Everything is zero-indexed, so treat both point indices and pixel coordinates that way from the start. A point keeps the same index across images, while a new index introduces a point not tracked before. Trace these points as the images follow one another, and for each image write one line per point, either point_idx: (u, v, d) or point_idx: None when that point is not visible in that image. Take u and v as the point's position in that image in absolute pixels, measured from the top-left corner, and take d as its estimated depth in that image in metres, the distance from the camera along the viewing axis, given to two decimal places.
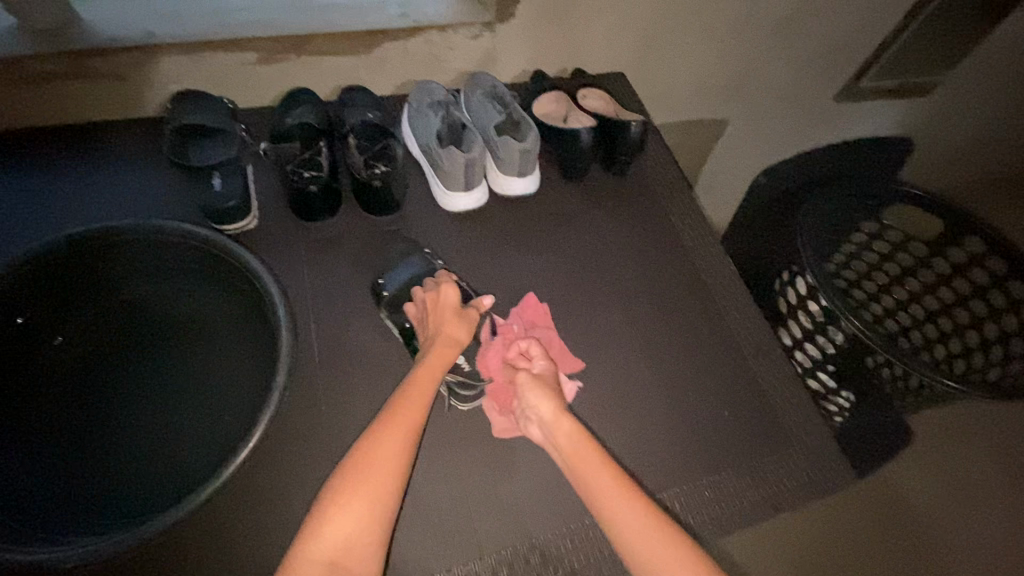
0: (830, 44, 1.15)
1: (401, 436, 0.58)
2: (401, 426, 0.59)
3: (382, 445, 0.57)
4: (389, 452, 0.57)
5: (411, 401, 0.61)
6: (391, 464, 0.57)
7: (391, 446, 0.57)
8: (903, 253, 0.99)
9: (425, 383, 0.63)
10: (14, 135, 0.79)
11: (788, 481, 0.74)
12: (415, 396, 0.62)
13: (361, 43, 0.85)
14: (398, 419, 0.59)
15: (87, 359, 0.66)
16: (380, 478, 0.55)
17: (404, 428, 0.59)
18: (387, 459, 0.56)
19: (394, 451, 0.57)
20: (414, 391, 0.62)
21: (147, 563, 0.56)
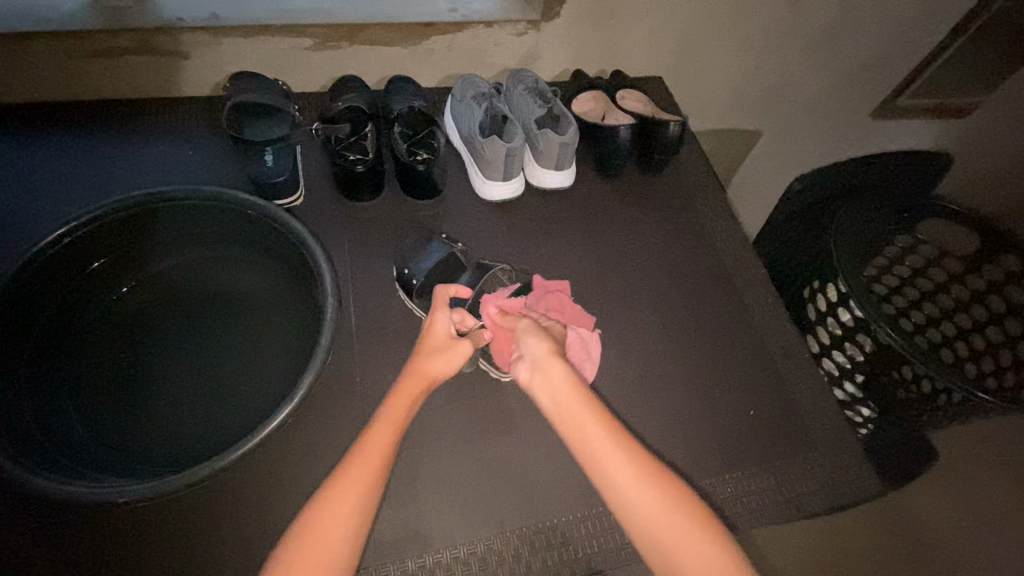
0: (869, 59, 1.15)
1: (353, 503, 0.54)
2: (350, 491, 0.54)
3: (328, 516, 0.52)
4: (335, 523, 0.52)
5: (365, 462, 0.56)
6: (340, 533, 0.52)
7: (336, 519, 0.52)
8: (937, 269, 0.99)
9: (382, 442, 0.57)
10: (80, 106, 0.83)
11: (812, 483, 0.74)
12: (368, 457, 0.56)
13: (410, 34, 0.88)
14: (347, 487, 0.54)
15: (151, 316, 0.70)
16: (325, 553, 0.51)
17: (353, 496, 0.54)
18: (332, 532, 0.52)
19: (344, 519, 0.53)
20: (368, 449, 0.57)
21: (180, 514, 0.56)
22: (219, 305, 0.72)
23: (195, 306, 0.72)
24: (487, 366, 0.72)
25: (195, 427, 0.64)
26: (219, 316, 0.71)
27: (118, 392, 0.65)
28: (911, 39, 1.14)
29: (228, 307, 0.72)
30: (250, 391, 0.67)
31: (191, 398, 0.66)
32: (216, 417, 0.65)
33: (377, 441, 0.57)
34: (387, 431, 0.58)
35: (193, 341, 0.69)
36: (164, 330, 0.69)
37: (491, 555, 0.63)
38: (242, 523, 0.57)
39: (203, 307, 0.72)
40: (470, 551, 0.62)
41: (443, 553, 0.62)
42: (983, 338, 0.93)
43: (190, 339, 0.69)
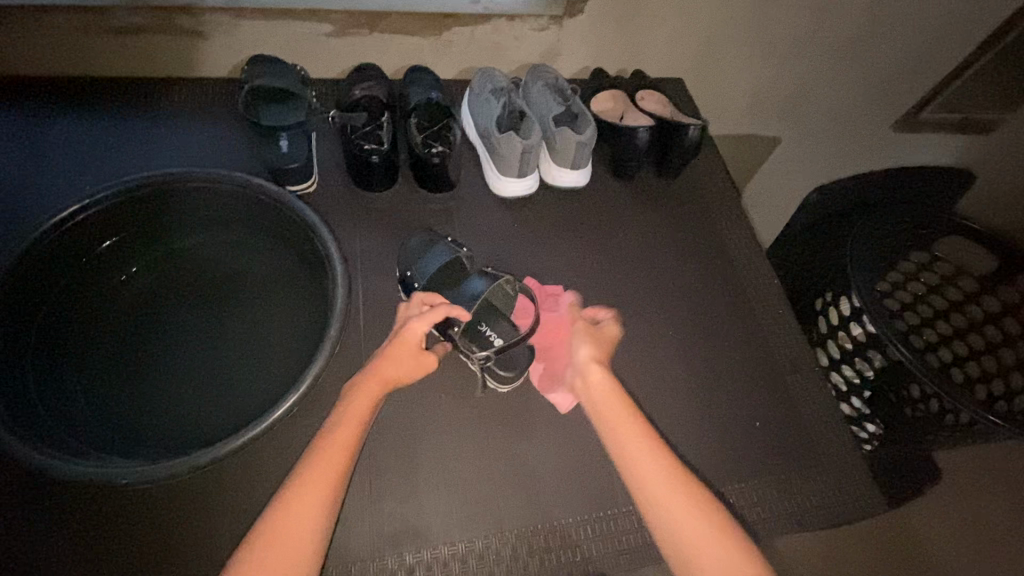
0: (894, 70, 1.13)
1: (321, 494, 0.54)
2: (321, 483, 0.54)
3: (299, 505, 0.53)
4: (307, 513, 0.52)
5: (331, 452, 0.56)
6: (308, 522, 0.52)
7: (306, 507, 0.53)
8: (952, 288, 0.97)
9: (345, 433, 0.57)
10: (98, 82, 0.82)
11: (814, 498, 0.73)
12: (337, 449, 0.56)
13: (431, 25, 0.87)
14: (315, 477, 0.54)
15: (159, 297, 0.70)
16: (296, 542, 0.51)
17: (322, 489, 0.54)
18: (305, 521, 0.52)
19: (313, 511, 0.53)
20: (335, 440, 0.57)
21: (180, 498, 0.57)
22: (227, 289, 0.72)
23: (203, 289, 0.71)
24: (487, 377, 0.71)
25: (199, 411, 0.64)
26: (226, 300, 0.71)
27: (123, 372, 0.65)
28: (939, 51, 1.11)
29: (236, 292, 0.72)
30: (255, 377, 0.67)
31: (196, 381, 0.66)
32: (221, 402, 0.65)
33: (345, 433, 0.57)
34: (356, 422, 0.58)
35: (201, 324, 0.69)
36: (172, 312, 0.69)
37: (488, 554, 0.62)
38: (242, 510, 0.57)
39: (212, 290, 0.71)
40: (467, 549, 0.62)
41: (440, 549, 0.62)
42: (995, 360, 0.92)
43: (197, 322, 0.69)
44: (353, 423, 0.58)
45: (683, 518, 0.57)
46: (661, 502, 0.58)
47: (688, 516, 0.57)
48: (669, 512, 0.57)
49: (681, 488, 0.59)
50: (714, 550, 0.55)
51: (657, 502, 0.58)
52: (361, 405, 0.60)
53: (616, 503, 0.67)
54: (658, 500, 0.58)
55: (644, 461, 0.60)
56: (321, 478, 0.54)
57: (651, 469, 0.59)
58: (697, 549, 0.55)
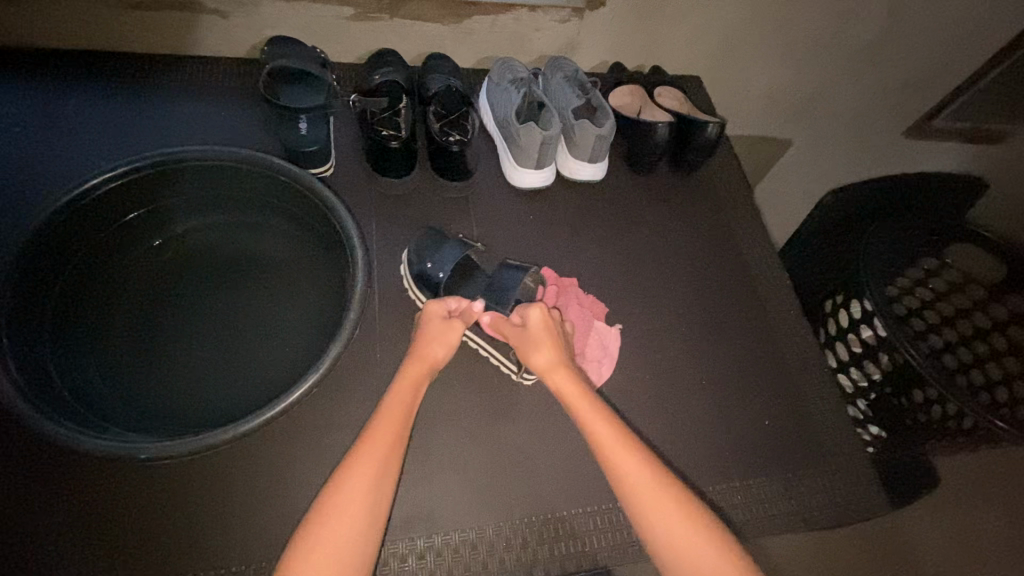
0: (909, 76, 1.13)
1: (372, 474, 0.54)
2: (372, 470, 0.54)
3: (351, 484, 0.53)
4: (359, 491, 0.53)
5: (378, 436, 0.57)
6: (362, 502, 0.52)
7: (358, 487, 0.53)
8: (961, 295, 0.98)
9: (391, 420, 0.58)
10: (117, 57, 0.81)
11: (819, 497, 0.74)
12: (382, 441, 0.56)
13: (452, 12, 0.87)
14: (367, 458, 0.55)
15: (179, 274, 0.70)
16: (351, 521, 0.51)
17: (372, 470, 0.54)
18: (359, 500, 0.52)
19: (362, 502, 0.52)
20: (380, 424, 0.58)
21: (196, 476, 0.57)
22: (245, 270, 0.72)
23: (221, 269, 0.71)
24: (504, 365, 0.71)
25: (215, 390, 0.64)
26: (244, 281, 0.71)
27: (140, 350, 0.64)
28: (955, 59, 1.11)
29: (254, 273, 0.72)
30: (271, 358, 0.67)
31: (213, 360, 0.65)
32: (237, 382, 0.65)
33: (390, 418, 0.58)
34: (398, 414, 0.59)
35: (218, 304, 0.69)
36: (189, 291, 0.69)
37: (498, 542, 0.63)
38: (257, 490, 0.57)
39: (230, 271, 0.71)
40: (478, 536, 0.63)
41: (452, 536, 0.62)
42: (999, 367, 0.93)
43: (215, 302, 0.69)
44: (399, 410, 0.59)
45: (655, 514, 0.55)
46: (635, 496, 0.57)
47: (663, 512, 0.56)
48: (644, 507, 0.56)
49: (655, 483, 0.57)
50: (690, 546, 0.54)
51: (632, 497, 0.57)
52: (403, 394, 0.61)
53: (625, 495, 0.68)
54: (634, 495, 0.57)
55: (616, 458, 0.59)
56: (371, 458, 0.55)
57: (626, 463, 0.58)
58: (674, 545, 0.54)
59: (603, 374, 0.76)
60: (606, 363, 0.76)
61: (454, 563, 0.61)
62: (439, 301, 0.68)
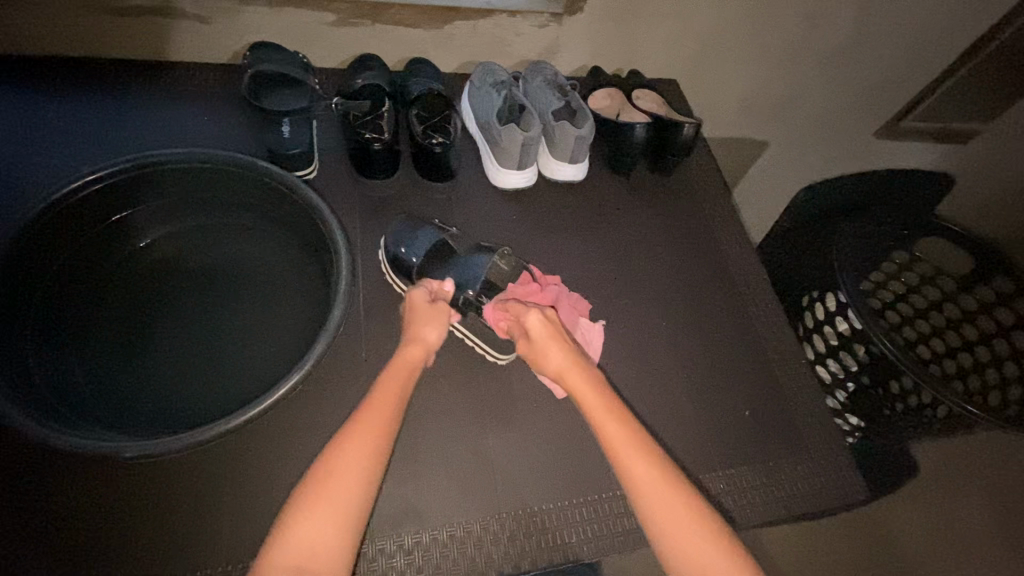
0: (877, 79, 1.17)
1: (362, 454, 0.55)
2: (359, 451, 0.55)
3: (343, 462, 0.54)
4: (353, 465, 0.54)
5: (373, 413, 0.58)
6: (356, 475, 0.54)
7: (348, 464, 0.54)
8: (932, 287, 1.01)
9: (384, 399, 0.59)
10: (98, 64, 0.82)
11: (800, 484, 0.76)
12: (370, 421, 0.57)
13: (434, 17, 0.88)
14: (363, 434, 0.56)
15: (161, 276, 0.70)
16: (342, 496, 0.52)
17: (364, 449, 0.55)
18: (353, 473, 0.54)
19: (350, 480, 0.53)
20: (375, 400, 0.59)
21: (181, 475, 0.56)
22: (228, 271, 0.72)
23: (204, 270, 0.71)
24: (481, 351, 0.73)
25: (199, 390, 0.64)
26: (228, 282, 0.71)
27: (121, 350, 0.64)
28: (921, 62, 1.15)
29: (237, 273, 0.72)
30: (257, 358, 0.67)
31: (197, 360, 0.65)
32: (222, 381, 0.65)
33: (385, 394, 0.60)
34: (390, 395, 0.60)
35: (202, 305, 0.69)
36: (172, 291, 0.69)
37: (486, 535, 0.63)
38: (243, 488, 0.57)
39: (212, 272, 0.71)
40: (466, 531, 0.63)
41: (439, 531, 0.62)
42: (971, 356, 0.96)
43: (199, 302, 0.69)
44: (395, 389, 0.61)
45: (642, 477, 0.58)
46: (629, 462, 0.59)
47: (647, 473, 0.58)
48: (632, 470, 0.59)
49: (641, 452, 0.60)
50: (676, 512, 0.56)
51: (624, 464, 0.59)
52: (398, 374, 0.62)
53: (611, 487, 0.68)
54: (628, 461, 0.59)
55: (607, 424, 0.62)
56: (367, 433, 0.56)
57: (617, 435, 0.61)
58: (660, 512, 0.57)
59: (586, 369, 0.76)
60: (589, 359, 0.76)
61: (441, 558, 0.61)
62: (419, 286, 0.69)
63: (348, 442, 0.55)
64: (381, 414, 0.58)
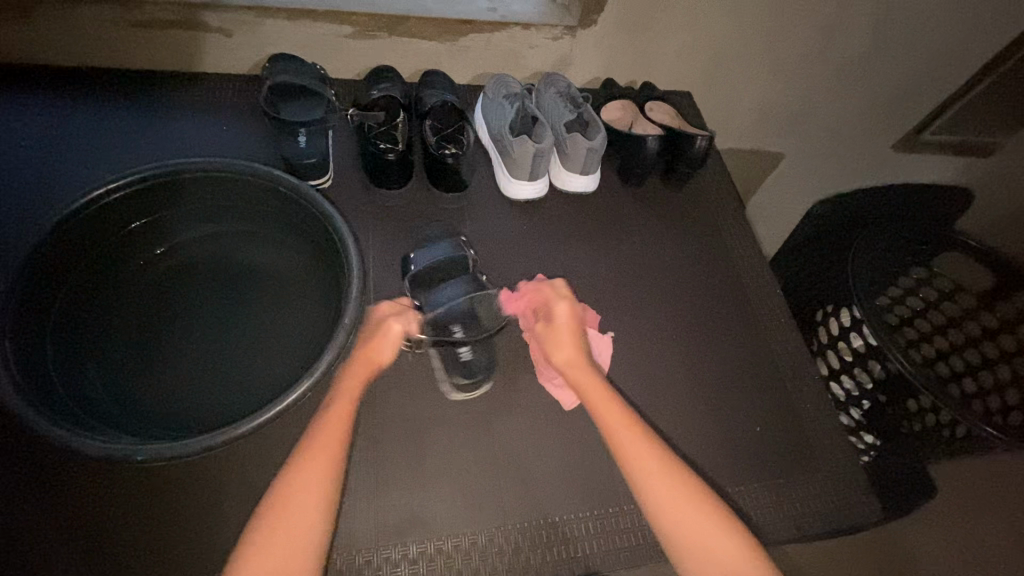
0: (894, 91, 1.16)
1: (325, 459, 0.57)
2: (321, 457, 0.57)
3: (306, 467, 0.56)
4: (310, 493, 0.55)
5: (330, 428, 0.59)
6: (315, 505, 0.54)
7: (314, 469, 0.56)
8: (951, 303, 0.99)
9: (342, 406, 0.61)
10: (123, 74, 0.84)
11: (813, 504, 0.74)
12: (330, 427, 0.59)
13: (448, 30, 0.89)
14: (322, 442, 0.58)
15: (179, 282, 0.71)
16: (307, 501, 0.54)
17: (324, 456, 0.57)
18: (313, 492, 0.55)
19: (313, 486, 0.55)
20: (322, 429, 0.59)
21: (190, 479, 0.57)
22: (243, 278, 0.73)
23: (219, 277, 0.73)
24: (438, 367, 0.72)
25: (210, 395, 0.65)
26: (241, 289, 0.72)
27: (139, 355, 0.66)
28: (939, 76, 1.14)
29: (251, 281, 0.73)
30: (267, 364, 0.68)
31: (210, 366, 0.67)
32: (233, 387, 0.66)
33: (341, 410, 0.61)
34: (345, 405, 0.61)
35: (216, 312, 0.70)
36: (188, 298, 0.70)
37: (491, 546, 0.63)
38: (251, 493, 0.58)
39: (227, 279, 0.73)
40: (471, 541, 0.63)
41: (444, 541, 0.62)
42: (990, 375, 0.94)
43: (213, 310, 0.70)
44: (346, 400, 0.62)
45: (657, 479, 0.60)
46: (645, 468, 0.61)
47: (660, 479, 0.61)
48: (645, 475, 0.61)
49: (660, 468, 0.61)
50: (692, 519, 0.58)
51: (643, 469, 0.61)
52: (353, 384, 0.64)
53: (618, 501, 0.68)
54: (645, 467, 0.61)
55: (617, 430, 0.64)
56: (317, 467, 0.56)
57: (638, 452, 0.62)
58: (679, 516, 0.59)
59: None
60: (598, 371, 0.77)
61: (445, 569, 0.61)
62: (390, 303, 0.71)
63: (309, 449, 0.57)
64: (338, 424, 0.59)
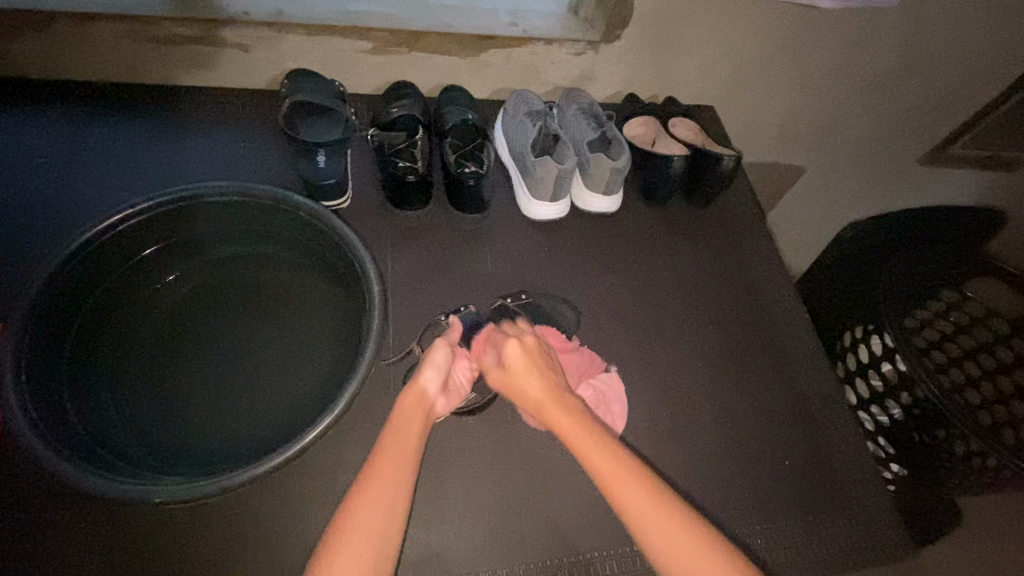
0: (924, 106, 1.13)
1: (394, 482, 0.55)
2: (387, 482, 0.55)
3: (376, 490, 0.54)
4: (374, 519, 0.53)
5: (397, 450, 0.57)
6: (364, 556, 0.51)
7: (382, 495, 0.54)
8: (982, 329, 0.97)
9: (411, 429, 0.60)
10: (140, 90, 0.83)
11: (843, 542, 0.72)
12: (400, 449, 0.58)
13: (469, 46, 0.88)
14: (389, 465, 0.56)
15: (191, 311, 0.70)
16: (372, 527, 0.52)
17: (393, 478, 0.55)
18: (377, 518, 0.53)
19: (381, 511, 0.53)
20: (381, 475, 0.55)
21: (205, 518, 0.56)
22: (258, 305, 0.72)
23: (234, 304, 0.72)
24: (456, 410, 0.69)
25: (227, 428, 0.64)
26: (256, 316, 0.71)
27: (155, 387, 0.65)
28: (970, 90, 1.11)
29: (267, 307, 0.72)
30: (284, 395, 0.67)
31: (226, 397, 0.66)
32: (249, 419, 0.65)
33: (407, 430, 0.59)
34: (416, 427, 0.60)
35: (230, 342, 0.69)
36: (203, 327, 0.69)
37: None
38: (269, 532, 0.56)
39: (241, 306, 0.71)
40: None
41: None
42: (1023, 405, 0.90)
43: (227, 339, 0.69)
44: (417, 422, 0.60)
45: (644, 509, 0.56)
46: (627, 499, 0.57)
47: (649, 510, 0.56)
48: (630, 511, 0.56)
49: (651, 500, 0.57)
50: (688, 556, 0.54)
51: (622, 500, 0.57)
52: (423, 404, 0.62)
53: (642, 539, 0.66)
54: (626, 498, 0.57)
55: (602, 464, 0.59)
56: (381, 495, 0.54)
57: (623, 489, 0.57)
58: (669, 549, 0.54)
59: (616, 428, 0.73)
60: (620, 415, 0.74)
61: None
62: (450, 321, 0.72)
63: (381, 470, 0.56)
64: (407, 448, 0.58)
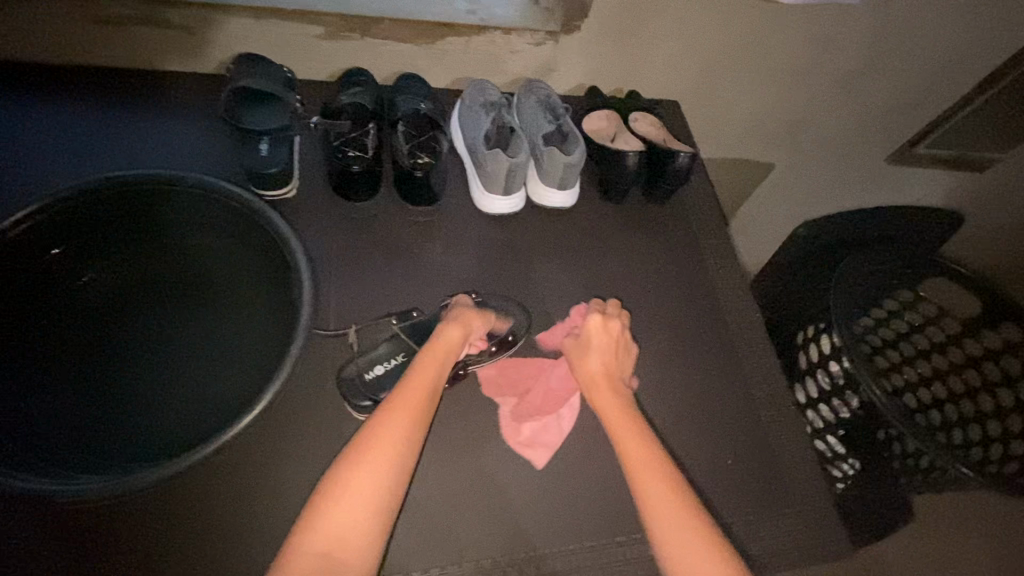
0: (889, 105, 1.13)
1: (405, 423, 0.58)
2: (397, 422, 0.58)
3: (387, 426, 0.58)
4: (383, 456, 0.56)
5: (412, 392, 0.61)
6: (373, 490, 0.54)
7: (392, 434, 0.57)
8: (935, 328, 0.98)
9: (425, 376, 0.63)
10: (76, 70, 0.80)
11: (783, 540, 0.72)
12: (413, 393, 0.61)
13: (424, 32, 0.86)
14: (402, 408, 0.59)
15: (123, 304, 0.70)
16: (383, 462, 0.55)
17: (404, 418, 0.59)
18: (386, 455, 0.56)
19: (388, 451, 0.56)
20: (393, 415, 0.59)
21: (120, 515, 0.55)
22: (191, 299, 0.72)
23: (167, 298, 0.71)
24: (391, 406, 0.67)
25: (154, 424, 0.64)
26: (190, 311, 0.71)
27: (82, 382, 0.65)
28: (936, 90, 1.11)
29: (201, 301, 0.72)
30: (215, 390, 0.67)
31: (155, 393, 0.66)
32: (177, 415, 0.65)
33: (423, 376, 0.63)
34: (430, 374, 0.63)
35: (164, 337, 0.69)
36: (134, 322, 0.69)
37: None
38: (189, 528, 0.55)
39: (175, 300, 0.71)
40: None
41: None
42: (972, 406, 0.94)
43: (160, 335, 0.69)
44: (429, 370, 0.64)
45: (656, 479, 0.62)
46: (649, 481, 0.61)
47: (666, 494, 0.60)
48: (650, 491, 0.61)
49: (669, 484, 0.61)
50: (694, 546, 0.57)
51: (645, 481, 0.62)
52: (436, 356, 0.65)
53: (579, 538, 0.65)
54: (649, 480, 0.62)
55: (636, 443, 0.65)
56: (390, 436, 0.57)
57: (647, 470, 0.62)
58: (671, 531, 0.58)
59: (564, 430, 0.71)
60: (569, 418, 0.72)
61: None
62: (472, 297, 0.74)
63: (391, 411, 0.59)
64: (421, 392, 0.61)
